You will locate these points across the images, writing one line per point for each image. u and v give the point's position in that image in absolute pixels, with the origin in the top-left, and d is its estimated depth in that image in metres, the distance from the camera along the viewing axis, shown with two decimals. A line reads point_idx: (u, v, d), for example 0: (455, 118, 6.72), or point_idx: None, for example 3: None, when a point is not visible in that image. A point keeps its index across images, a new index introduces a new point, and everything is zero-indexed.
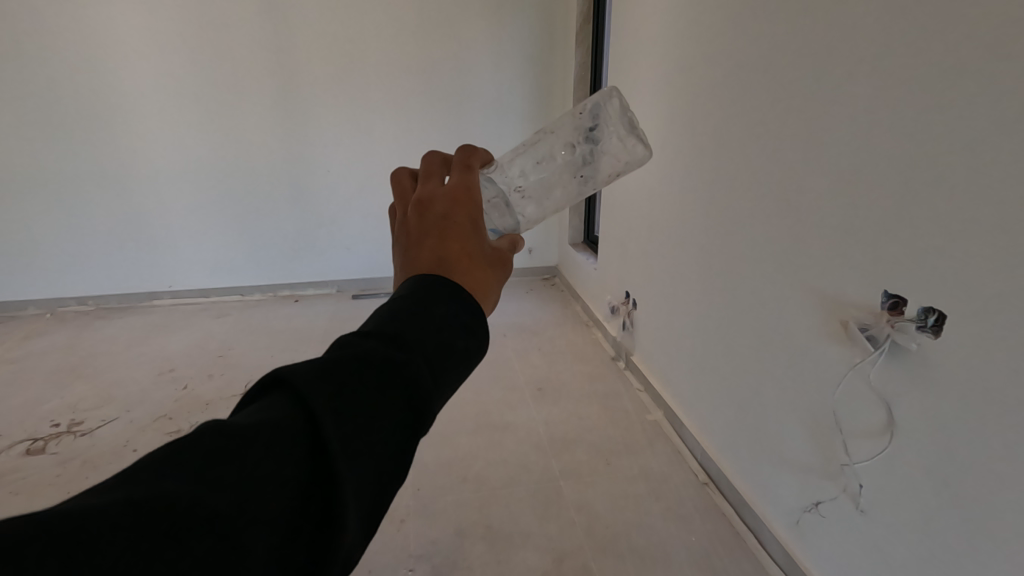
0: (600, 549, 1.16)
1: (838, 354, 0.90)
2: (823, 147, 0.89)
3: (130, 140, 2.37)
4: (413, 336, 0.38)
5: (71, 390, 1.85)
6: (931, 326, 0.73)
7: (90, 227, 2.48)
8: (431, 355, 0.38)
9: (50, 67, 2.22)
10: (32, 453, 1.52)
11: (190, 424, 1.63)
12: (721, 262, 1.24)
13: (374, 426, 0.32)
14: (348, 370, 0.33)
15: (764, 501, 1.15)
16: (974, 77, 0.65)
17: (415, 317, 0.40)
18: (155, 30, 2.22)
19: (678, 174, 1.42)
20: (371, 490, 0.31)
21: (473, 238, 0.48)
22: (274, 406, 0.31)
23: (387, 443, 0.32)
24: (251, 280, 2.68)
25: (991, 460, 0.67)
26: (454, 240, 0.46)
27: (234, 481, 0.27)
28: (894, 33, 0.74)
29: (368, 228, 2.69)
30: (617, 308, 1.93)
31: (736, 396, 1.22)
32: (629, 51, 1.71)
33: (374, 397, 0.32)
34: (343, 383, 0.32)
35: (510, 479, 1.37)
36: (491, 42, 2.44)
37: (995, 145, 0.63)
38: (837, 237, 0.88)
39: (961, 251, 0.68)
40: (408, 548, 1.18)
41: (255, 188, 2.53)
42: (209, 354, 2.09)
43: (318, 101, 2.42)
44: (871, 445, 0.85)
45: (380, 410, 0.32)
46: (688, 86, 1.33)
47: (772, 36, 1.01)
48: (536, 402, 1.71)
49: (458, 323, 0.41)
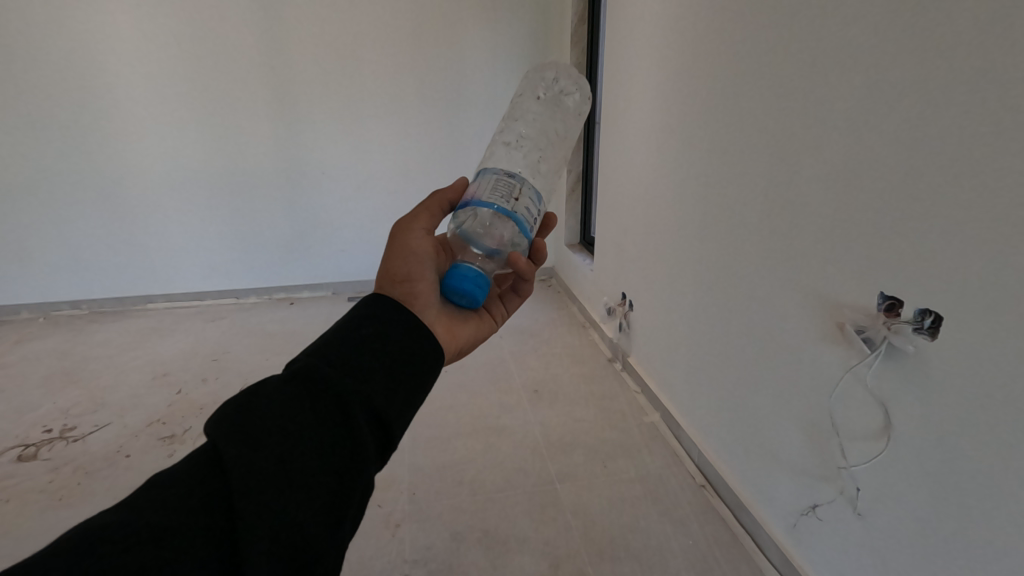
0: (596, 553, 1.15)
1: (835, 356, 0.90)
2: (818, 149, 0.89)
3: (122, 143, 2.35)
4: (310, 360, 0.52)
5: (64, 395, 1.83)
6: (927, 327, 0.72)
7: (83, 230, 2.46)
8: (325, 365, 0.51)
9: (41, 69, 2.20)
10: (24, 459, 1.51)
11: (184, 429, 1.62)
12: (716, 264, 1.24)
13: (267, 427, 0.45)
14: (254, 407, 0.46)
15: (761, 503, 1.15)
16: (970, 77, 0.64)
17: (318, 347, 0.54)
18: (146, 32, 2.20)
19: (673, 175, 1.42)
20: (284, 487, 0.43)
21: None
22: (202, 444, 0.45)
23: (286, 454, 0.44)
24: (246, 283, 2.67)
25: (988, 463, 0.67)
26: None
27: (169, 498, 0.41)
28: (887, 36, 0.75)
29: (363, 230, 2.68)
30: (613, 309, 1.92)
31: (732, 398, 1.21)
32: (623, 52, 1.70)
33: (274, 421, 0.45)
34: (249, 416, 0.45)
35: (506, 482, 1.36)
36: (486, 43, 2.43)
37: (991, 146, 0.63)
38: (832, 239, 0.88)
39: (958, 253, 0.68)
40: (403, 552, 1.17)
41: (249, 190, 2.52)
42: (203, 357, 2.07)
43: (312, 101, 2.41)
44: (867, 448, 0.85)
45: (272, 415, 0.45)
46: (683, 88, 1.33)
47: (767, 37, 1.01)
48: (533, 404, 1.70)
49: (347, 347, 0.53)
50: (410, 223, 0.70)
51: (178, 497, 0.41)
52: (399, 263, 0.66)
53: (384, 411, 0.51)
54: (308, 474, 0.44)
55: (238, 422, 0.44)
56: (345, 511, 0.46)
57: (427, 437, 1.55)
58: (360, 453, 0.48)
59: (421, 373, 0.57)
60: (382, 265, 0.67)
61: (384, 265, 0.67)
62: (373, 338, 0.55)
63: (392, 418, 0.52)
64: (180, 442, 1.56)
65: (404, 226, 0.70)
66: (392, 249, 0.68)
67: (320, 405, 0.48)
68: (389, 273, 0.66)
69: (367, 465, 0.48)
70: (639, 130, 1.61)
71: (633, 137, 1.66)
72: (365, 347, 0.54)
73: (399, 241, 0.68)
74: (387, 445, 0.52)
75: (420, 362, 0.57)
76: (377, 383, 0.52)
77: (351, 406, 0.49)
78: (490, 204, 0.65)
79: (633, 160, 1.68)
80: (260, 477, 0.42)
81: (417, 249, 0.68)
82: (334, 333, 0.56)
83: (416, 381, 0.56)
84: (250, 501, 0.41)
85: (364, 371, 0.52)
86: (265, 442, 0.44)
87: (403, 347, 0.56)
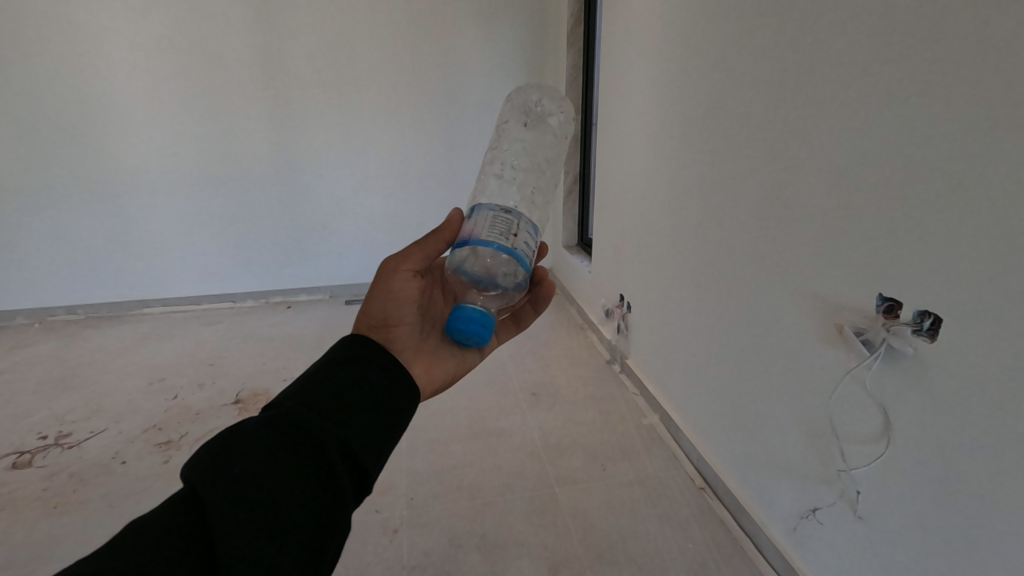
0: (596, 558, 1.14)
1: (834, 357, 0.89)
2: (815, 151, 0.89)
3: (118, 146, 2.35)
4: (290, 404, 0.53)
5: (59, 402, 1.82)
6: (927, 329, 0.71)
7: (78, 235, 2.45)
8: (302, 408, 0.53)
9: (35, 73, 2.19)
10: (18, 466, 1.50)
11: (180, 435, 1.61)
12: (713, 265, 1.23)
13: (246, 471, 0.46)
14: (233, 450, 0.47)
15: (761, 506, 1.14)
16: (972, 75, 0.63)
17: (295, 390, 0.56)
18: (141, 34, 2.19)
19: (670, 175, 1.41)
20: (264, 530, 0.44)
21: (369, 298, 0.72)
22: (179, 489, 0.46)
23: (265, 496, 0.45)
24: (243, 286, 2.66)
25: (989, 467, 0.66)
26: None
27: (148, 544, 0.41)
28: (884, 35, 0.74)
29: (360, 232, 2.67)
30: (612, 310, 1.92)
31: (731, 400, 1.21)
32: (619, 53, 1.70)
33: (253, 464, 0.47)
34: (228, 460, 0.46)
35: (505, 486, 1.35)
36: (483, 43, 2.43)
37: (990, 147, 0.62)
38: (830, 241, 0.87)
39: (957, 254, 0.67)
40: (401, 558, 1.16)
41: (246, 193, 2.51)
42: (200, 362, 2.07)
43: (309, 104, 2.41)
44: (867, 451, 0.84)
45: (251, 458, 0.47)
46: (680, 89, 1.32)
47: (763, 37, 1.00)
48: (531, 407, 1.70)
49: (325, 390, 0.55)
50: (396, 264, 0.68)
51: (157, 542, 0.42)
52: (377, 308, 0.66)
53: (361, 452, 0.53)
54: (286, 516, 0.46)
55: (218, 466, 0.46)
56: (324, 551, 0.47)
57: (425, 440, 1.54)
58: (337, 493, 0.49)
59: (398, 413, 0.59)
60: (366, 302, 0.68)
61: (367, 303, 0.67)
62: (350, 381, 0.57)
63: (369, 459, 0.54)
64: (176, 448, 1.55)
65: (391, 266, 0.68)
66: (376, 288, 0.67)
67: (299, 447, 0.49)
68: (369, 314, 0.67)
69: (344, 506, 0.50)
70: (636, 132, 1.61)
71: (630, 138, 1.66)
72: (342, 389, 0.56)
73: (384, 281, 0.67)
74: (364, 484, 0.53)
75: (398, 402, 0.59)
76: (354, 424, 0.54)
77: (329, 447, 0.51)
78: (488, 243, 0.63)
79: (630, 161, 1.67)
80: (238, 520, 0.43)
81: (401, 293, 0.67)
82: (313, 376, 0.57)
83: (393, 421, 0.58)
84: (228, 545, 0.42)
85: (340, 414, 0.54)
86: (244, 486, 0.45)
87: (380, 388, 0.58)
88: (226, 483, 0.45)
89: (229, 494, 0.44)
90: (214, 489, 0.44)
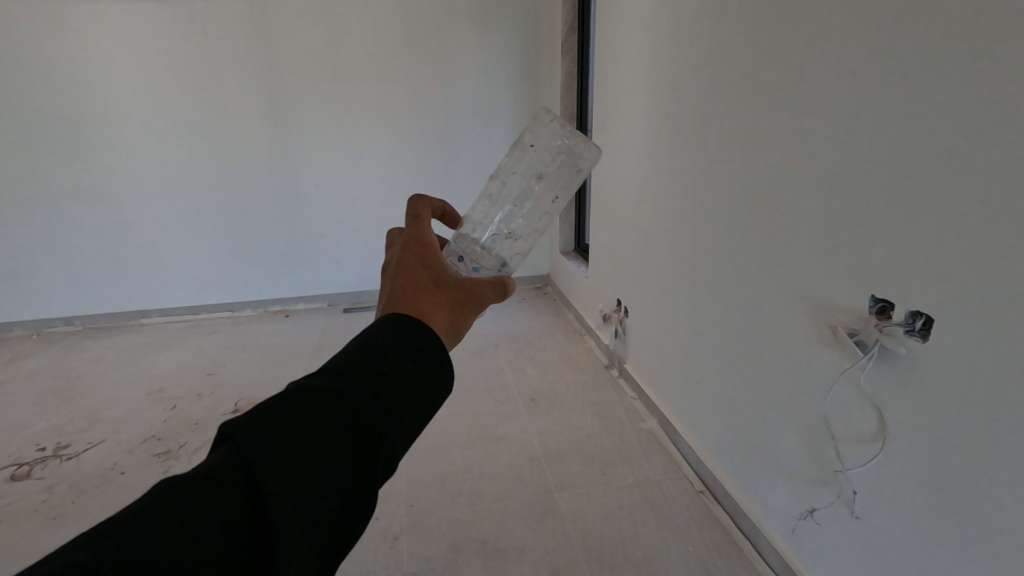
0: (596, 562, 1.14)
1: (829, 359, 0.90)
2: (807, 156, 0.90)
3: (113, 158, 2.36)
4: (349, 378, 0.43)
5: (58, 413, 1.82)
6: (919, 329, 0.73)
7: (75, 246, 2.45)
8: (362, 385, 0.43)
9: (31, 86, 2.20)
10: (17, 478, 1.50)
11: (180, 445, 1.61)
12: (708, 268, 1.24)
13: (303, 457, 0.37)
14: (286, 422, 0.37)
15: (760, 508, 1.14)
16: (960, 80, 0.65)
17: (351, 361, 0.45)
18: (138, 48, 2.22)
19: (665, 181, 1.43)
20: (310, 527, 0.36)
21: (426, 281, 0.56)
22: (215, 454, 0.36)
23: (317, 483, 0.37)
24: (241, 296, 2.66)
25: (984, 462, 0.66)
26: (405, 278, 0.56)
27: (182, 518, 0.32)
28: (871, 38, 0.76)
29: (358, 241, 2.67)
30: (608, 315, 1.93)
31: (727, 402, 1.22)
32: (613, 58, 1.72)
33: (304, 445, 0.37)
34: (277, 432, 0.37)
35: (504, 492, 1.35)
36: (479, 51, 2.45)
37: (977, 147, 0.63)
38: (823, 244, 0.89)
39: (947, 256, 0.68)
40: (401, 566, 1.16)
41: (243, 202, 2.52)
42: (199, 372, 2.07)
43: (306, 113, 2.42)
44: (863, 451, 0.85)
45: (308, 438, 0.37)
46: (673, 95, 1.35)
47: (753, 43, 1.02)
48: (529, 412, 1.70)
49: (390, 368, 0.45)
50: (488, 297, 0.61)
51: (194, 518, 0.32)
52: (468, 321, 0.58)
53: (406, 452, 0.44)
54: (334, 529, 0.37)
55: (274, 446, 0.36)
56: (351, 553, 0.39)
57: (423, 447, 1.54)
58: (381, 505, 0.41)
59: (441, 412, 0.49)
60: (458, 309, 0.56)
61: (461, 311, 0.56)
62: (418, 371, 0.47)
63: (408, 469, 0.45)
64: (175, 458, 1.55)
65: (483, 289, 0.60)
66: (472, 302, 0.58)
67: (359, 447, 0.40)
68: (459, 325, 0.56)
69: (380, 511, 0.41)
70: (631, 137, 1.62)
71: (625, 143, 1.68)
72: (410, 383, 0.45)
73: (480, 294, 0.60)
74: None
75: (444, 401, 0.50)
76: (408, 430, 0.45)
77: (387, 456, 0.41)
78: None
79: (625, 167, 1.69)
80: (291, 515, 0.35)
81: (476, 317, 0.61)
82: (373, 346, 0.47)
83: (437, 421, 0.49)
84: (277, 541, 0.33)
85: (402, 404, 0.44)
86: (305, 481, 0.36)
87: (441, 391, 0.48)
88: (277, 461, 0.36)
89: (281, 476, 0.35)
90: (266, 469, 0.35)
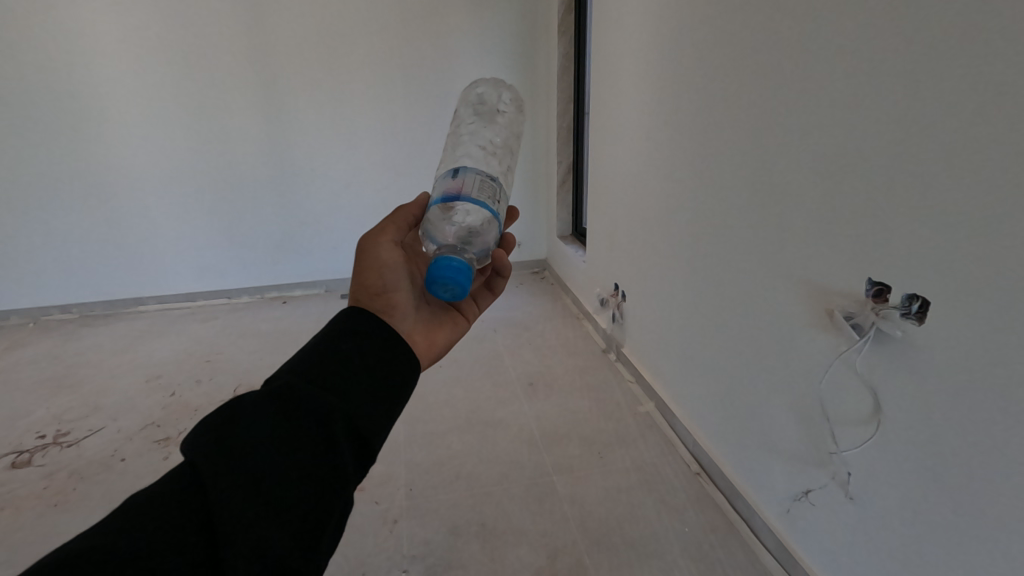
0: (594, 544, 1.15)
1: (825, 342, 0.90)
2: (805, 138, 0.89)
3: (106, 144, 2.33)
4: (292, 376, 0.49)
5: (57, 400, 1.83)
6: (915, 312, 0.73)
7: (69, 234, 2.44)
8: (303, 380, 0.48)
9: (19, 71, 2.17)
10: (18, 465, 1.50)
11: (179, 431, 1.62)
12: (706, 252, 1.24)
13: (248, 445, 0.42)
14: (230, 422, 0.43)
15: (755, 489, 1.15)
16: (960, 61, 0.64)
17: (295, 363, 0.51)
18: (128, 32, 2.18)
19: (662, 164, 1.41)
20: (265, 504, 0.41)
21: None
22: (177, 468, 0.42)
23: (265, 467, 0.42)
24: (239, 282, 2.66)
25: (977, 444, 0.67)
26: None
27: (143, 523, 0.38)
28: (871, 18, 0.75)
29: (354, 226, 2.66)
30: (606, 299, 1.93)
31: (724, 386, 1.22)
32: (610, 39, 1.69)
33: (247, 438, 0.43)
34: (221, 434, 0.42)
35: (502, 475, 1.36)
36: (474, 32, 2.41)
37: (976, 130, 0.63)
38: (820, 228, 0.88)
39: (944, 240, 0.68)
40: (401, 549, 1.17)
41: (238, 188, 2.50)
42: (198, 359, 2.07)
43: (300, 98, 2.39)
44: (858, 433, 0.86)
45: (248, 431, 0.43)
46: (671, 76, 1.33)
47: (751, 23, 1.01)
48: (527, 396, 1.71)
49: (328, 358, 0.51)
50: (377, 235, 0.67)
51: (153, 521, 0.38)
52: (372, 276, 0.64)
53: (365, 423, 0.49)
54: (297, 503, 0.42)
55: (218, 445, 0.42)
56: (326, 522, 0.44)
57: (421, 431, 1.55)
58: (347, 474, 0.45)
59: (400, 382, 0.54)
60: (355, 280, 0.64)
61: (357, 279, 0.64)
62: (353, 353, 0.52)
63: (378, 437, 0.50)
64: (175, 444, 1.55)
65: (371, 239, 0.67)
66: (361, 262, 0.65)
67: (304, 429, 0.45)
68: (362, 287, 0.63)
69: (348, 479, 0.46)
70: (628, 120, 1.61)
71: (622, 125, 1.66)
72: (348, 363, 0.51)
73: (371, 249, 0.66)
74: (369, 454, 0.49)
75: (401, 370, 0.55)
76: (359, 400, 0.50)
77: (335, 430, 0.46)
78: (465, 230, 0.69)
79: (622, 150, 1.67)
80: (241, 500, 0.40)
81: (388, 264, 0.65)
82: (316, 345, 0.53)
83: (400, 392, 0.54)
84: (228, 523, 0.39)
85: (346, 385, 0.50)
86: (252, 468, 0.41)
87: (385, 364, 0.53)
88: (222, 458, 0.41)
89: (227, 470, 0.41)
90: (208, 465, 0.40)
